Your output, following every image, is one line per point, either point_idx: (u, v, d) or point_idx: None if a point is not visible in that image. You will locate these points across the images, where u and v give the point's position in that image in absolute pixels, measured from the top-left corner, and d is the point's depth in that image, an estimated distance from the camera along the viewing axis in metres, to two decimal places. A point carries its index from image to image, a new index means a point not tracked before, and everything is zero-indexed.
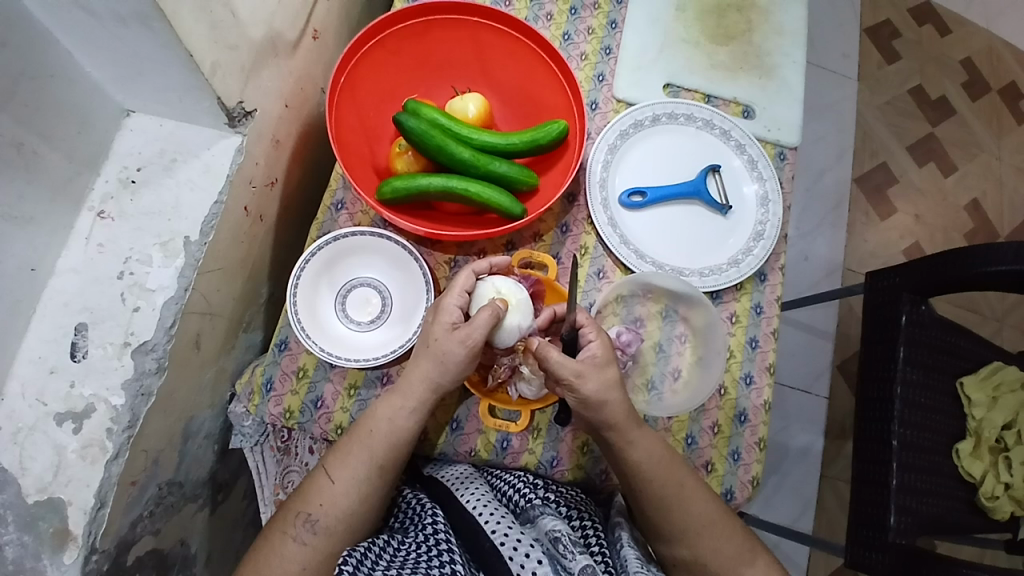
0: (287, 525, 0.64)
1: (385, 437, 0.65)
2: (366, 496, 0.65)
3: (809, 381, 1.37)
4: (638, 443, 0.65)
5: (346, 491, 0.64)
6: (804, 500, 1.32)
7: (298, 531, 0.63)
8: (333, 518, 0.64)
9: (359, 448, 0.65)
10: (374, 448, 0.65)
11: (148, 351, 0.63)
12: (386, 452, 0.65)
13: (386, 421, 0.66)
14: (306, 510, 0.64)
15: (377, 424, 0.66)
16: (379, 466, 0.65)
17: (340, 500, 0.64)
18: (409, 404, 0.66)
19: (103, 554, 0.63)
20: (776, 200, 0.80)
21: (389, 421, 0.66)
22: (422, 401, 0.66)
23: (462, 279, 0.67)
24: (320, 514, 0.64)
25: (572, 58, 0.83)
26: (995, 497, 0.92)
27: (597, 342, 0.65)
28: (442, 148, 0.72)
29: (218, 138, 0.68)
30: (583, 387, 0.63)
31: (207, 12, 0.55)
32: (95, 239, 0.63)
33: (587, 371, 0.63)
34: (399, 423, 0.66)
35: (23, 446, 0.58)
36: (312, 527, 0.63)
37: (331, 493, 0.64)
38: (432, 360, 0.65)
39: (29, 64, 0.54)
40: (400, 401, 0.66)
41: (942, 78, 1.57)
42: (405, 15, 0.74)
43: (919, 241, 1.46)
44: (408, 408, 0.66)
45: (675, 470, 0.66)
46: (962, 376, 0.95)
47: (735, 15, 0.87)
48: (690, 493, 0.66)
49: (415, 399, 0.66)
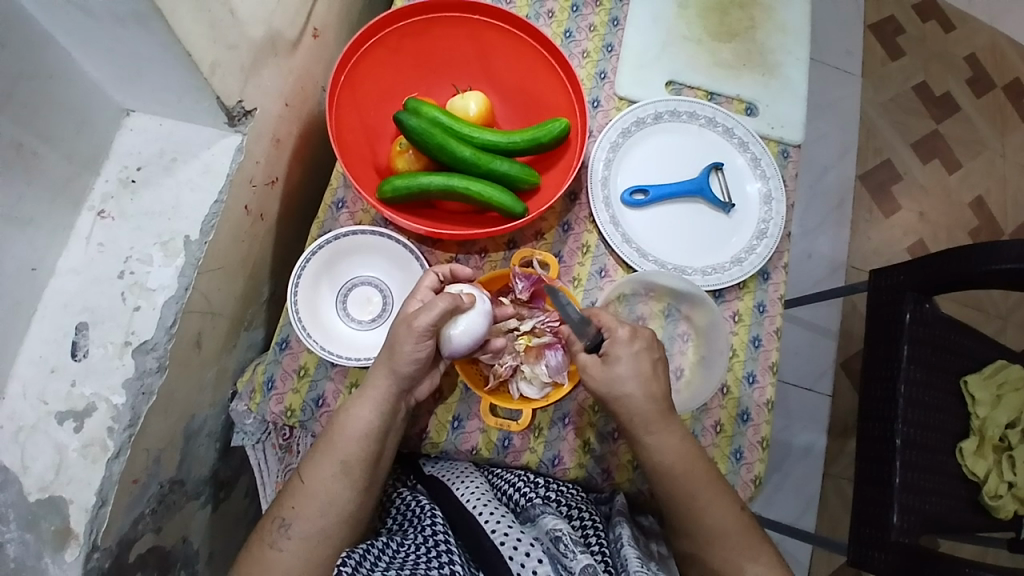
0: (266, 532, 0.65)
1: (344, 432, 0.65)
2: (333, 494, 0.65)
3: (812, 379, 1.37)
4: (655, 434, 0.66)
5: (315, 491, 0.65)
6: (806, 499, 1.32)
7: (274, 537, 0.64)
8: (304, 521, 0.64)
9: (324, 447, 0.66)
10: (335, 444, 0.65)
11: (148, 351, 0.63)
12: (346, 447, 0.65)
13: (346, 417, 0.65)
14: (281, 514, 0.65)
15: (339, 422, 0.66)
16: (344, 463, 0.65)
17: (311, 500, 0.65)
18: (366, 399, 0.65)
19: (104, 553, 0.63)
20: (779, 198, 0.79)
21: (349, 417, 0.65)
22: (378, 394, 0.65)
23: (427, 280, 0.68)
24: (294, 518, 0.64)
25: (574, 55, 0.82)
26: (998, 495, 0.91)
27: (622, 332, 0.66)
28: (442, 146, 0.71)
29: (219, 138, 0.68)
30: (615, 368, 0.65)
31: (206, 11, 0.54)
32: (95, 240, 0.63)
33: (619, 353, 0.65)
34: (356, 417, 0.65)
35: (25, 445, 0.58)
36: (287, 532, 0.64)
37: (302, 493, 0.65)
38: (390, 354, 0.65)
39: (28, 64, 0.53)
40: (360, 399, 0.65)
41: (946, 75, 1.56)
42: (405, 12, 0.73)
43: (923, 239, 1.46)
44: (365, 402, 0.65)
45: (694, 481, 0.66)
46: (965, 375, 0.95)
47: (738, 12, 0.87)
48: (704, 504, 0.66)
49: (370, 393, 0.65)
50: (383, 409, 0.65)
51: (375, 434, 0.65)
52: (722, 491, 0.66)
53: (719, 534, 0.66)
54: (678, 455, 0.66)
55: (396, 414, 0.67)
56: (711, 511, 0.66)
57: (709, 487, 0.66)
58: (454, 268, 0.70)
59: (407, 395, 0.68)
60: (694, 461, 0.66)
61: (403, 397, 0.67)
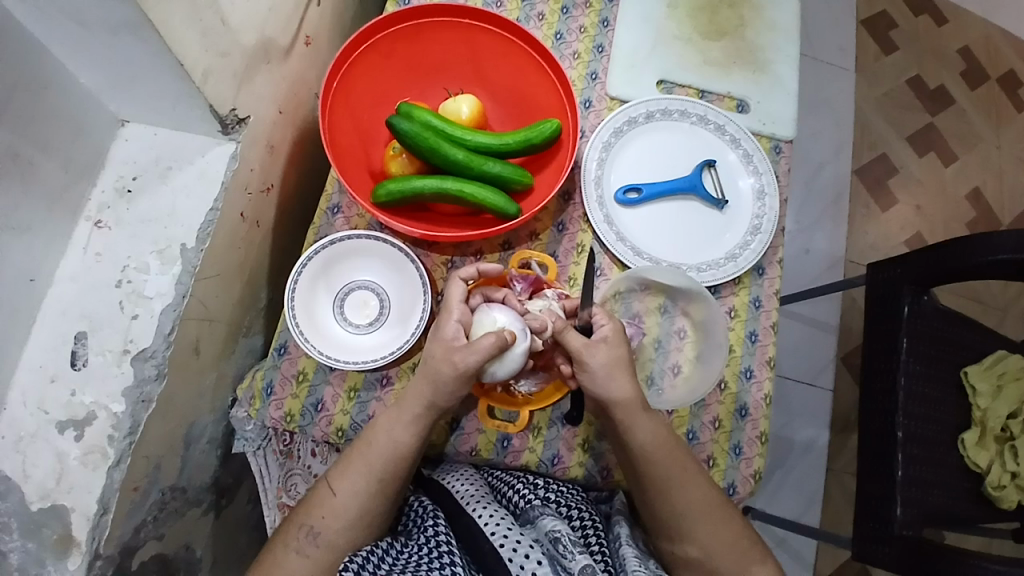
0: (292, 537, 0.65)
1: (381, 451, 0.65)
2: (364, 508, 0.65)
3: (813, 374, 1.37)
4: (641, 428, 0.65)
5: (345, 503, 0.65)
6: (809, 494, 1.31)
7: (301, 544, 0.65)
8: (334, 530, 0.65)
9: (356, 461, 0.66)
10: (372, 463, 0.65)
11: (147, 358, 0.63)
12: (384, 467, 0.65)
13: (384, 438, 0.65)
14: (309, 522, 0.65)
15: (374, 439, 0.66)
16: (380, 480, 0.66)
17: (341, 512, 0.65)
18: (404, 421, 0.65)
19: (107, 560, 0.63)
20: (772, 193, 0.80)
21: (386, 437, 0.65)
22: (418, 418, 0.65)
23: (457, 292, 0.67)
24: (322, 527, 0.65)
25: (565, 57, 0.83)
26: (1001, 486, 0.90)
27: (608, 325, 0.66)
28: (435, 149, 0.72)
29: (213, 146, 0.68)
30: (589, 360, 0.64)
31: (197, 21, 0.55)
32: (93, 249, 0.64)
33: (595, 345, 0.64)
34: (394, 438, 0.65)
35: (26, 453, 0.58)
36: (315, 539, 0.65)
37: (331, 505, 0.65)
38: (428, 381, 0.64)
39: (23, 77, 0.54)
40: (398, 418, 0.65)
41: (940, 67, 1.56)
42: (396, 18, 0.74)
43: (921, 232, 1.46)
44: (404, 425, 0.65)
45: (670, 461, 0.66)
46: (965, 365, 0.95)
47: (727, 10, 0.87)
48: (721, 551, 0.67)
49: (410, 416, 0.65)
50: (419, 431, 0.66)
51: (411, 452, 0.66)
52: (695, 473, 0.67)
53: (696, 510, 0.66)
54: (653, 441, 0.65)
55: (430, 431, 0.67)
56: (682, 489, 0.66)
57: (682, 468, 0.66)
58: (481, 269, 0.70)
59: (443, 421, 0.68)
60: (668, 441, 0.66)
61: (438, 418, 0.67)
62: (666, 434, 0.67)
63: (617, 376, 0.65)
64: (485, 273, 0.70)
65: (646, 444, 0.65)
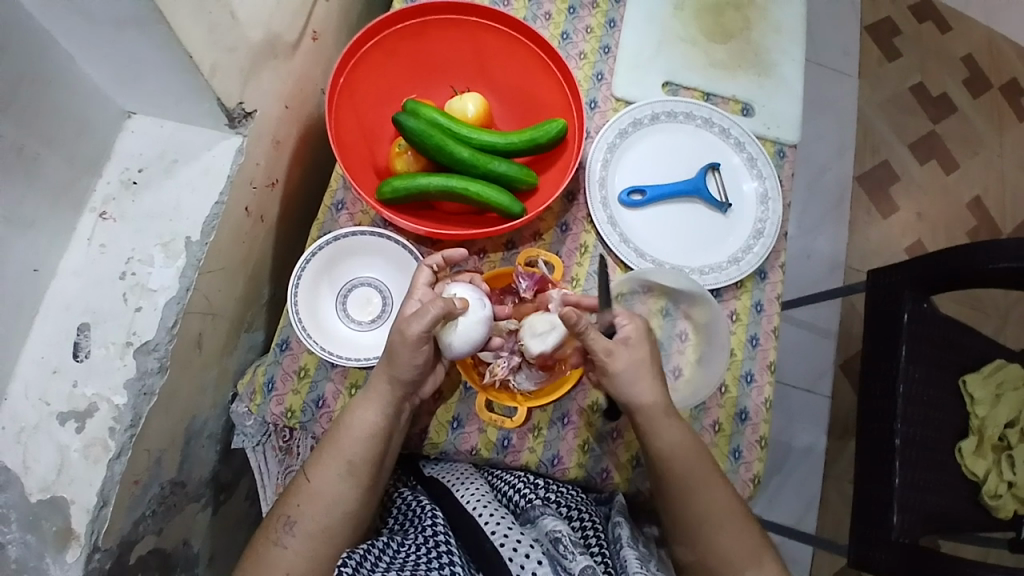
0: (272, 529, 0.65)
1: (349, 433, 0.66)
2: (339, 494, 0.65)
3: (812, 379, 1.37)
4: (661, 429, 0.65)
5: (320, 489, 0.65)
6: (807, 499, 1.32)
7: (280, 535, 0.64)
8: (310, 519, 0.64)
9: (330, 446, 0.66)
10: (340, 446, 0.65)
11: (149, 352, 0.63)
12: (352, 448, 0.65)
13: (349, 418, 0.66)
14: (286, 512, 0.65)
15: (344, 421, 0.66)
16: (350, 463, 0.65)
17: (317, 499, 0.65)
18: (372, 401, 0.66)
19: (105, 553, 0.63)
20: (775, 197, 0.80)
21: (354, 417, 0.66)
22: (382, 396, 0.66)
23: (422, 276, 0.68)
24: (298, 515, 0.65)
25: (571, 57, 0.83)
26: (998, 495, 0.91)
27: (630, 326, 0.66)
28: (441, 148, 0.72)
29: (219, 140, 0.68)
30: (613, 364, 0.64)
31: (206, 14, 0.55)
32: (97, 241, 0.64)
33: (618, 349, 0.64)
34: (361, 419, 0.66)
35: (27, 445, 0.58)
36: (292, 529, 0.64)
37: (307, 491, 0.65)
38: (389, 362, 0.65)
39: (30, 68, 0.54)
40: (366, 399, 0.66)
41: (943, 75, 1.56)
42: (404, 15, 0.74)
43: (921, 239, 1.46)
44: (367, 404, 0.66)
45: (696, 465, 0.66)
46: (964, 372, 0.95)
47: (733, 13, 0.87)
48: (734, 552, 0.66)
49: (376, 395, 0.66)
50: (388, 410, 0.66)
51: (381, 433, 0.66)
52: (716, 480, 0.67)
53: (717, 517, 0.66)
54: (678, 444, 0.66)
55: (400, 413, 0.67)
56: (705, 494, 0.66)
57: (708, 478, 0.66)
58: (446, 255, 0.70)
59: (409, 400, 0.68)
60: (694, 446, 0.67)
61: (406, 398, 0.67)
62: (692, 439, 0.67)
63: (640, 375, 0.65)
64: (452, 259, 0.70)
65: (671, 446, 0.66)
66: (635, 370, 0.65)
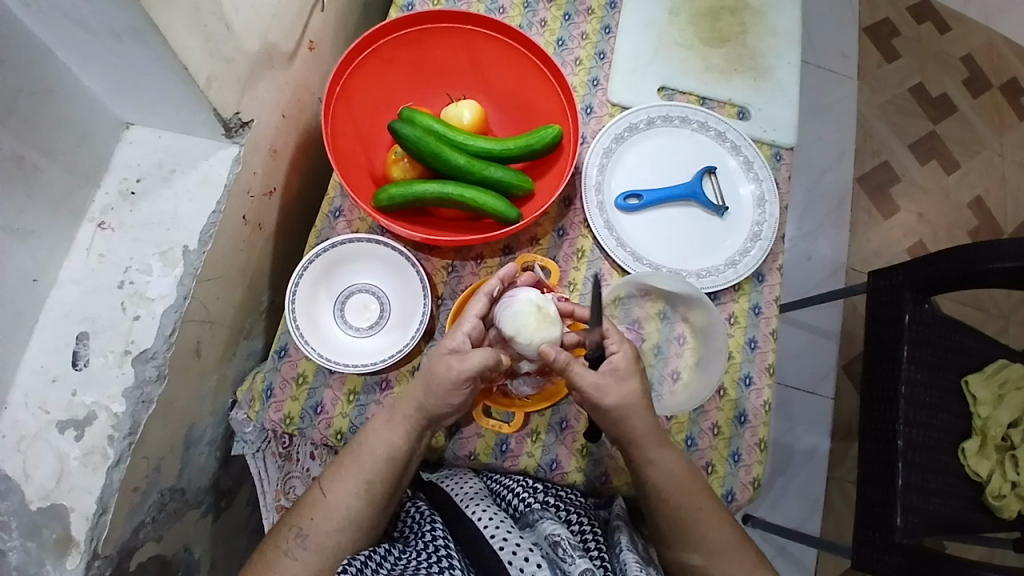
0: (282, 538, 0.65)
1: (371, 453, 0.66)
2: (353, 511, 0.65)
3: (814, 381, 1.37)
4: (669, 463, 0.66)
5: (335, 505, 0.65)
6: (810, 501, 1.31)
7: (290, 546, 0.64)
8: (322, 533, 0.65)
9: (349, 463, 0.66)
10: (361, 465, 0.66)
11: (148, 359, 0.64)
12: (372, 468, 0.66)
13: (374, 439, 0.66)
14: (299, 524, 0.65)
15: (366, 440, 0.67)
16: (368, 483, 0.66)
17: (331, 514, 0.65)
18: (396, 425, 0.66)
19: (105, 560, 0.64)
20: (772, 200, 0.80)
21: (377, 438, 0.66)
22: (409, 420, 0.66)
23: (476, 305, 0.67)
24: (311, 529, 0.65)
25: (567, 63, 0.84)
26: (1002, 495, 0.90)
27: (619, 353, 0.65)
28: (436, 154, 0.72)
29: (216, 149, 0.69)
30: (602, 400, 0.63)
31: (201, 26, 0.56)
32: (95, 250, 0.64)
33: (607, 384, 0.64)
34: (385, 441, 0.66)
35: (27, 454, 0.58)
36: (303, 542, 0.65)
37: (322, 505, 0.66)
38: (427, 378, 0.64)
39: (28, 80, 0.54)
40: (391, 422, 0.66)
41: (943, 76, 1.56)
42: (400, 23, 0.75)
43: (923, 240, 1.45)
44: (394, 427, 0.66)
45: (711, 517, 0.67)
46: (966, 373, 0.95)
47: (729, 18, 0.88)
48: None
49: (401, 418, 0.66)
50: (411, 435, 0.66)
51: (402, 456, 0.66)
52: (714, 510, 0.67)
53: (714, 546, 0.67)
54: (676, 473, 0.66)
55: (422, 438, 0.68)
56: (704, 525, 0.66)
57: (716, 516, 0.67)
58: (501, 276, 0.69)
59: (433, 424, 0.67)
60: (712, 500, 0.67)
61: (430, 426, 0.67)
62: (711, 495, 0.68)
63: (635, 411, 0.65)
64: (507, 280, 0.69)
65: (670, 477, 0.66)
66: (625, 403, 0.64)
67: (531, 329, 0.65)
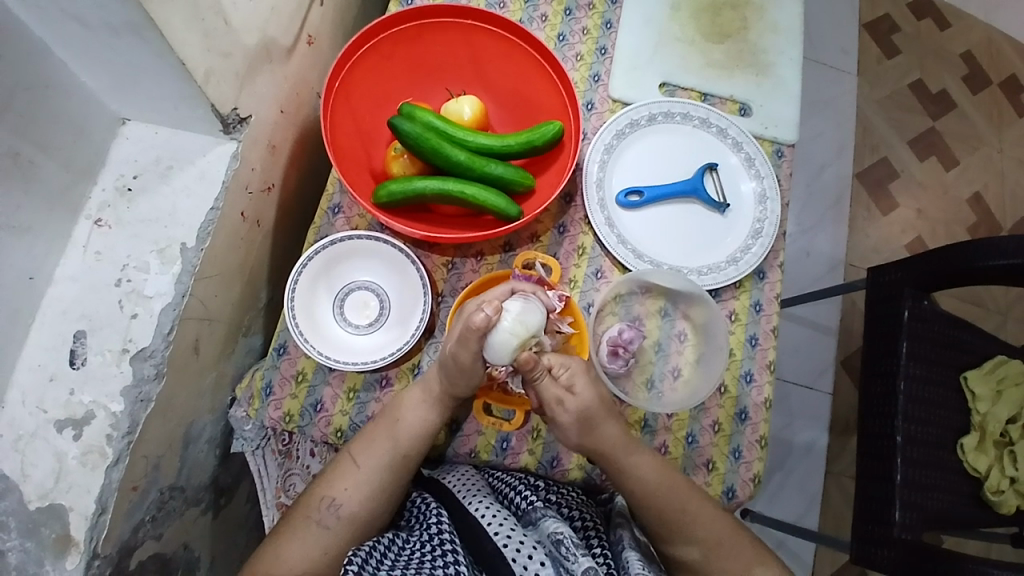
0: (312, 509, 0.66)
1: (407, 426, 0.67)
2: (385, 481, 0.67)
3: (813, 377, 1.37)
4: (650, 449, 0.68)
5: (370, 476, 0.66)
6: (809, 496, 1.31)
7: (322, 515, 0.65)
8: (355, 503, 0.66)
9: (381, 435, 0.67)
10: (397, 437, 0.67)
11: (147, 357, 0.64)
12: (409, 442, 0.67)
13: (407, 412, 0.67)
14: (331, 494, 0.66)
15: (396, 412, 0.67)
16: (403, 454, 0.67)
17: (364, 484, 0.66)
18: (432, 400, 0.67)
19: (104, 559, 0.63)
20: (773, 197, 0.80)
21: (411, 413, 0.67)
22: (442, 395, 0.67)
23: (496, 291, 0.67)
24: (344, 499, 0.66)
25: (567, 58, 0.83)
26: (1000, 491, 0.91)
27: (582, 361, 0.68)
28: (437, 151, 0.72)
29: (214, 145, 0.68)
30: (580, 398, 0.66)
31: (199, 22, 0.55)
32: (93, 247, 0.63)
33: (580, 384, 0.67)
34: (418, 414, 0.67)
35: (25, 453, 0.58)
36: (336, 512, 0.65)
37: (355, 476, 0.66)
38: (440, 363, 0.66)
39: (23, 76, 0.54)
40: (424, 397, 0.67)
41: (943, 71, 1.56)
42: (399, 18, 0.74)
43: (922, 236, 1.46)
44: (429, 404, 0.67)
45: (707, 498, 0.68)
46: (965, 370, 0.95)
47: (730, 13, 0.87)
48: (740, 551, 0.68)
49: (436, 395, 0.67)
50: (443, 409, 0.68)
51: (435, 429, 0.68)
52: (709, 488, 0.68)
53: (715, 540, 0.67)
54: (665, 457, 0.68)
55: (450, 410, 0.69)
56: (709, 513, 0.67)
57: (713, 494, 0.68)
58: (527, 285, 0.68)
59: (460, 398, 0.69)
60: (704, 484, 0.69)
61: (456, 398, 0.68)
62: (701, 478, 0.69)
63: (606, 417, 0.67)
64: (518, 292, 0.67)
65: (667, 461, 0.68)
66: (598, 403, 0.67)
67: (519, 336, 0.63)
